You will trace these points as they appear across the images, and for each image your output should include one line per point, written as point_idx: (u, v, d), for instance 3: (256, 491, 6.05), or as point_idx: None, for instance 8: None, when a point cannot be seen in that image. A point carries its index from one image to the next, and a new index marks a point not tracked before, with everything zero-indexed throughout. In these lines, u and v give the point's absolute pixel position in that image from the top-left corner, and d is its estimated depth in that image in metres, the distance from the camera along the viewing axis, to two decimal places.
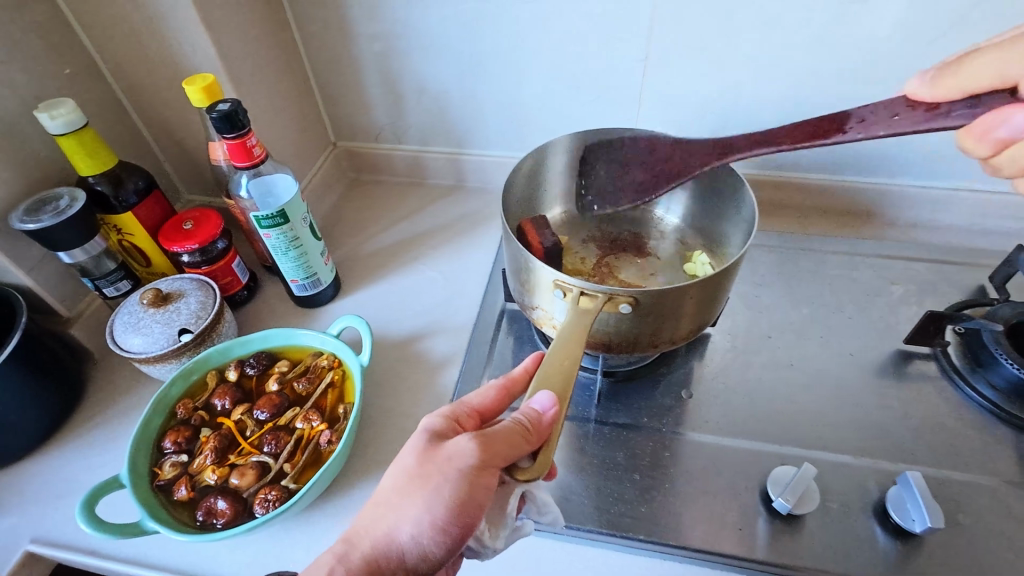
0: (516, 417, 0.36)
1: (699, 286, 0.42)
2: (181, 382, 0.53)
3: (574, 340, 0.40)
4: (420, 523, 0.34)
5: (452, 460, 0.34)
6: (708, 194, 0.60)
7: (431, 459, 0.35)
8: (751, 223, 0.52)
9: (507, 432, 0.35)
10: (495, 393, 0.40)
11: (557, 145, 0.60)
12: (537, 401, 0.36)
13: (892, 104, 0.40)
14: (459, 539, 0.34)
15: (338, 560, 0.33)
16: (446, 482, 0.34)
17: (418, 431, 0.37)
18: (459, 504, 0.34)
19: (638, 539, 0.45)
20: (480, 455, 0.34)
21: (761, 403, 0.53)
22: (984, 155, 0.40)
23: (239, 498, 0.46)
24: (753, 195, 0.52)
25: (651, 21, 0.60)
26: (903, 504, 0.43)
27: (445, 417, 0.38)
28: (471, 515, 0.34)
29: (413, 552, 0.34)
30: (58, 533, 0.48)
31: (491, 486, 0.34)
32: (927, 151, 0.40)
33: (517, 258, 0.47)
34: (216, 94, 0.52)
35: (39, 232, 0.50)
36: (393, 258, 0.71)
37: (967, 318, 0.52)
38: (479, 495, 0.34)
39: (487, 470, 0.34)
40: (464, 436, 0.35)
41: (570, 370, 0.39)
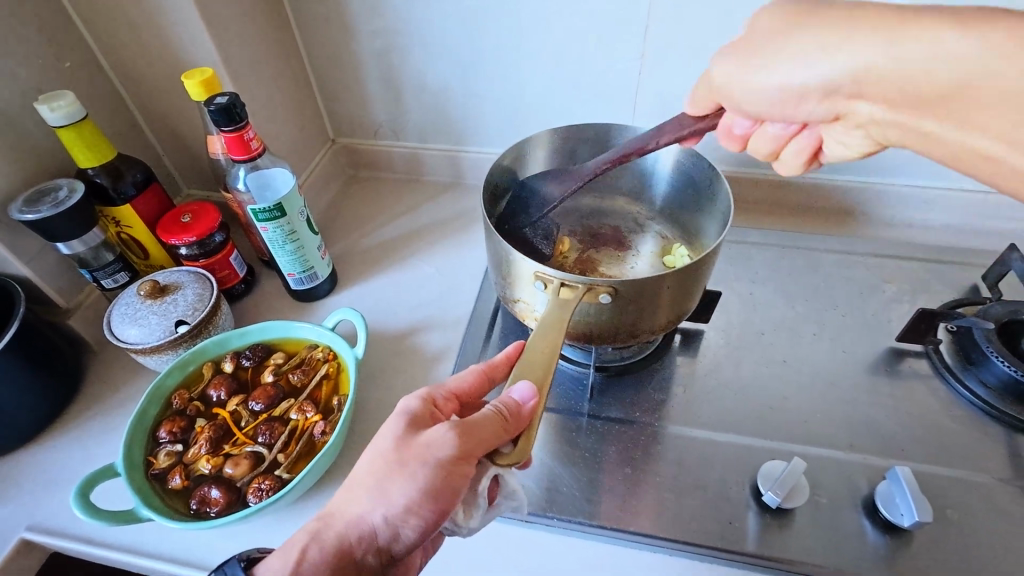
0: (495, 404, 0.36)
1: (676, 276, 0.42)
2: (177, 372, 0.53)
3: (553, 329, 0.41)
4: (394, 506, 0.34)
5: (430, 449, 0.34)
6: (682, 188, 0.60)
7: (407, 445, 0.35)
8: (725, 216, 0.53)
9: (487, 420, 0.35)
10: (474, 378, 0.41)
11: (538, 140, 0.60)
12: (517, 391, 0.37)
13: (683, 118, 0.49)
14: (434, 522, 0.34)
15: (312, 536, 0.34)
16: (421, 468, 0.34)
17: (395, 414, 0.38)
18: (434, 491, 0.34)
19: (628, 532, 0.45)
20: (458, 445, 0.34)
21: (754, 399, 0.53)
22: (776, 128, 0.47)
23: (232, 487, 0.46)
24: (728, 186, 0.52)
25: (648, 19, 0.61)
26: (893, 499, 0.44)
27: (423, 400, 0.39)
28: (446, 501, 0.34)
29: (387, 533, 0.34)
30: (54, 521, 0.49)
31: (467, 473, 0.35)
32: (733, 132, 0.50)
33: (497, 251, 0.47)
34: (214, 88, 0.53)
35: (38, 222, 0.51)
36: (390, 253, 0.72)
37: (959, 317, 0.53)
38: (456, 482, 0.34)
39: (465, 457, 0.35)
40: (443, 424, 0.35)
41: (551, 359, 0.39)
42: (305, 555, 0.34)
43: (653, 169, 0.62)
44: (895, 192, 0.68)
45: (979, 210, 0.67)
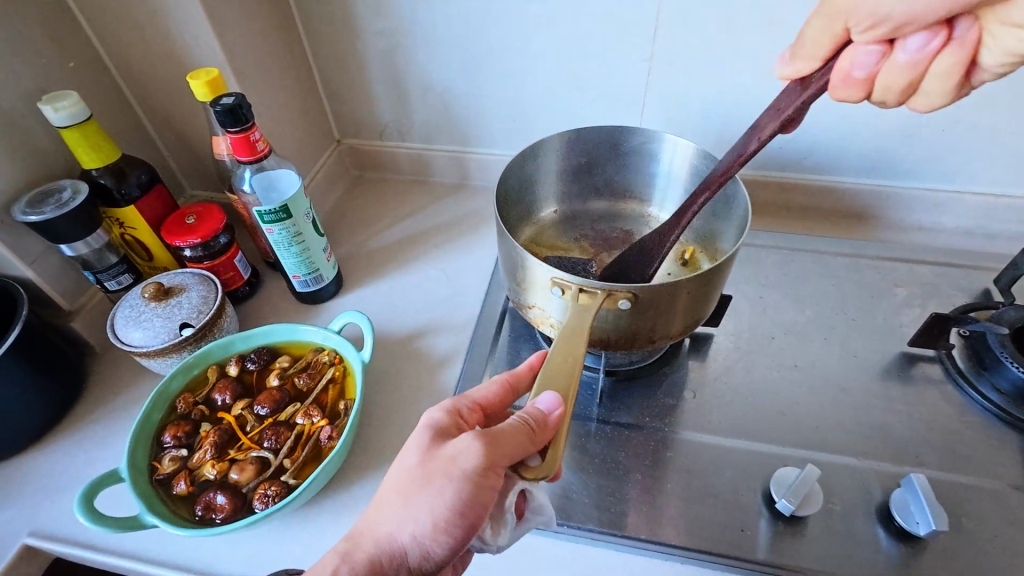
0: (522, 414, 0.35)
1: (694, 281, 0.42)
2: (181, 376, 0.53)
3: (575, 340, 0.40)
4: (423, 522, 0.33)
5: (456, 464, 0.34)
6: (699, 192, 0.60)
7: (433, 459, 0.35)
8: (744, 220, 0.52)
9: (513, 430, 0.35)
10: (499, 389, 0.41)
11: (550, 144, 0.59)
12: (541, 401, 0.36)
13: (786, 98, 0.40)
14: (464, 537, 0.34)
15: (342, 559, 0.33)
16: (449, 483, 0.33)
17: (421, 426, 0.37)
18: (463, 506, 0.33)
19: (639, 540, 0.44)
20: (485, 457, 0.34)
21: (764, 405, 0.53)
22: None
23: (238, 493, 0.46)
24: (746, 190, 0.51)
25: (657, 20, 0.60)
26: (907, 506, 0.43)
27: (448, 412, 0.38)
28: (474, 516, 0.34)
29: (416, 550, 0.34)
30: (56, 526, 0.48)
31: (495, 487, 0.34)
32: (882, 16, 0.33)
33: (512, 257, 0.46)
34: (220, 88, 0.52)
35: (41, 224, 0.50)
36: (396, 255, 0.71)
37: (973, 321, 0.52)
38: (484, 497, 0.34)
39: (491, 471, 0.34)
40: (467, 437, 0.35)
41: (573, 368, 0.39)
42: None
43: (668, 172, 0.61)
44: (905, 194, 0.68)
45: (990, 213, 0.67)
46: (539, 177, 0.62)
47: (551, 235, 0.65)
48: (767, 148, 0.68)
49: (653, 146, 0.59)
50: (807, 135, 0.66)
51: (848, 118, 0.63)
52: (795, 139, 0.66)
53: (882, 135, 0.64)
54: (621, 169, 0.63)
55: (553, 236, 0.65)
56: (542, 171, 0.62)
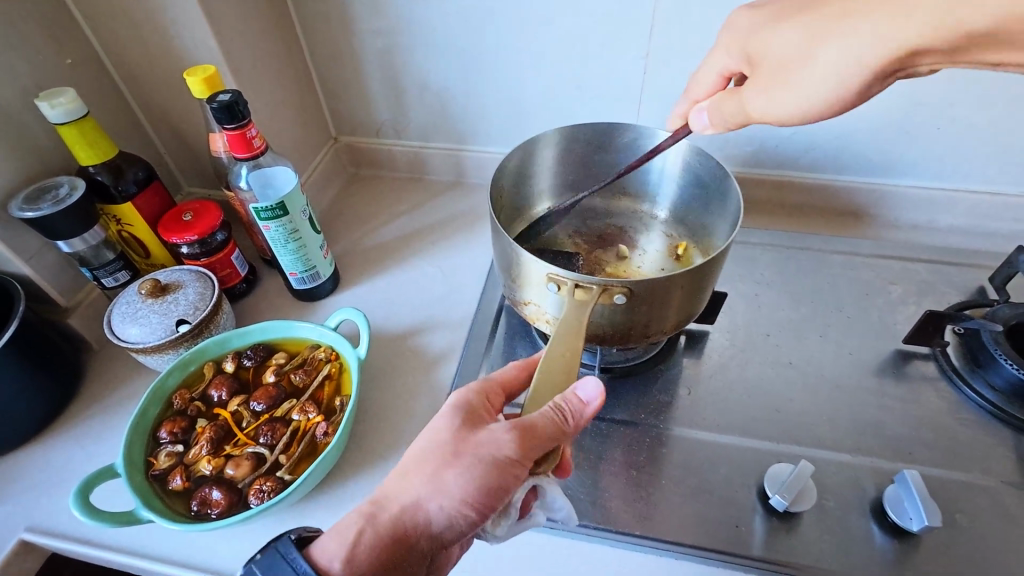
0: (555, 403, 0.37)
1: (689, 276, 0.42)
2: (178, 372, 0.53)
3: (572, 334, 0.41)
4: (450, 498, 0.35)
5: (489, 447, 0.35)
6: (694, 189, 0.60)
7: (466, 438, 0.36)
8: (735, 217, 0.52)
9: (547, 420, 0.36)
10: (518, 371, 0.43)
11: (545, 141, 0.59)
12: (583, 390, 0.37)
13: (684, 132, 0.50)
14: (484, 514, 0.36)
15: (368, 520, 0.36)
16: (482, 461, 0.35)
17: (452, 403, 0.39)
18: (492, 484, 0.35)
19: (634, 536, 0.44)
20: (520, 444, 0.35)
21: (759, 402, 0.53)
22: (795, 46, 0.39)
23: (233, 488, 0.46)
24: (739, 187, 0.51)
25: (652, 19, 0.60)
26: (900, 502, 0.43)
27: (477, 393, 0.40)
28: (498, 497, 0.35)
29: (440, 522, 0.36)
30: (53, 522, 0.48)
31: (522, 474, 0.36)
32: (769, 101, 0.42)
33: (507, 253, 0.46)
34: (217, 86, 0.52)
35: (38, 220, 0.50)
36: (392, 252, 0.71)
37: (967, 319, 0.52)
38: (510, 481, 0.35)
39: (521, 459, 0.35)
40: (502, 424, 0.36)
41: (570, 363, 0.40)
42: (361, 537, 0.35)
43: (662, 169, 0.61)
44: (900, 193, 0.68)
45: (986, 212, 0.67)
46: (533, 174, 0.62)
47: (545, 231, 0.65)
48: (763, 146, 0.68)
49: (645, 142, 0.59)
50: (803, 134, 0.66)
51: (844, 116, 0.63)
52: (791, 137, 0.67)
53: (878, 133, 0.64)
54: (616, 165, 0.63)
55: (548, 233, 0.65)
56: (537, 168, 0.62)
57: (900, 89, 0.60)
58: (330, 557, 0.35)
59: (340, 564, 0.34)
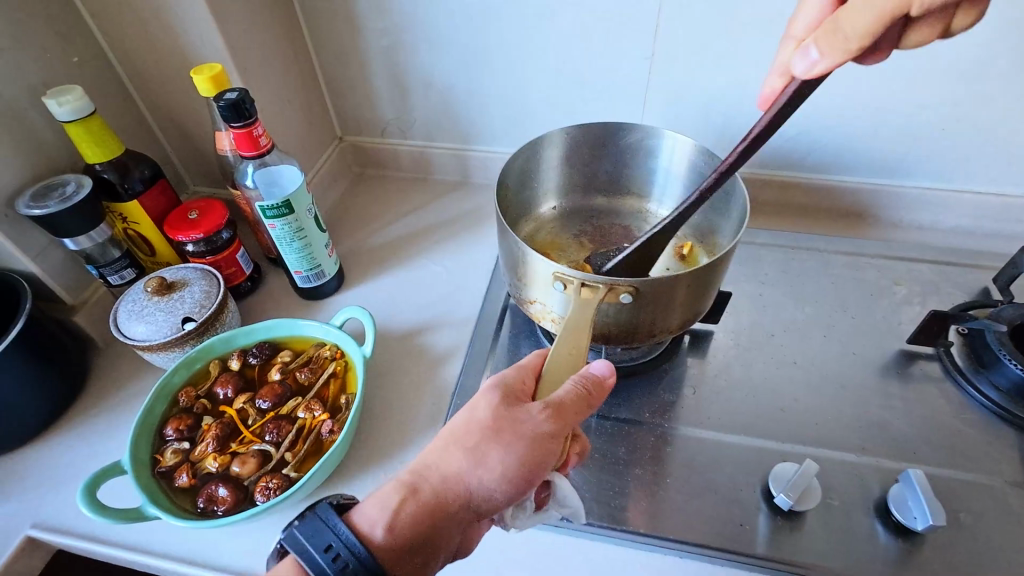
0: (583, 381, 0.38)
1: (694, 276, 0.42)
2: (183, 370, 0.53)
3: (578, 333, 0.41)
4: (491, 470, 0.36)
5: (527, 424, 0.36)
6: (698, 187, 0.60)
7: (505, 416, 0.37)
8: (742, 216, 0.52)
9: (577, 400, 0.37)
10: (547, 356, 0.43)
11: (551, 140, 0.60)
12: (595, 366, 0.39)
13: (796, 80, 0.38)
14: (523, 490, 0.36)
15: (410, 493, 0.36)
16: (521, 440, 0.36)
17: (491, 384, 0.39)
18: (530, 461, 0.36)
19: (638, 534, 0.45)
20: (555, 423, 0.36)
21: (763, 401, 0.53)
22: None
23: (239, 486, 0.46)
24: (744, 187, 0.52)
25: (658, 18, 0.60)
26: (905, 502, 0.43)
27: (513, 372, 0.40)
28: (535, 472, 0.36)
29: (481, 496, 0.36)
30: (59, 518, 0.48)
31: (557, 450, 0.36)
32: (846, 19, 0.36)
33: (513, 252, 0.46)
34: (223, 84, 0.53)
35: (45, 218, 0.50)
36: (397, 251, 0.71)
37: (971, 319, 0.52)
38: (548, 458, 0.36)
39: (558, 435, 0.36)
40: (539, 403, 0.37)
41: (576, 362, 0.41)
42: (402, 507, 0.35)
43: (667, 170, 0.61)
44: (905, 193, 0.68)
45: (990, 213, 0.67)
46: (538, 172, 0.62)
47: (550, 232, 0.66)
48: (767, 146, 0.68)
49: (653, 141, 0.59)
50: (807, 134, 0.66)
51: (848, 116, 0.64)
52: (795, 138, 0.67)
53: (883, 133, 0.64)
54: (622, 164, 0.63)
55: (553, 232, 0.66)
56: (543, 167, 0.62)
57: (905, 89, 0.60)
58: (374, 525, 0.35)
59: (383, 531, 0.35)
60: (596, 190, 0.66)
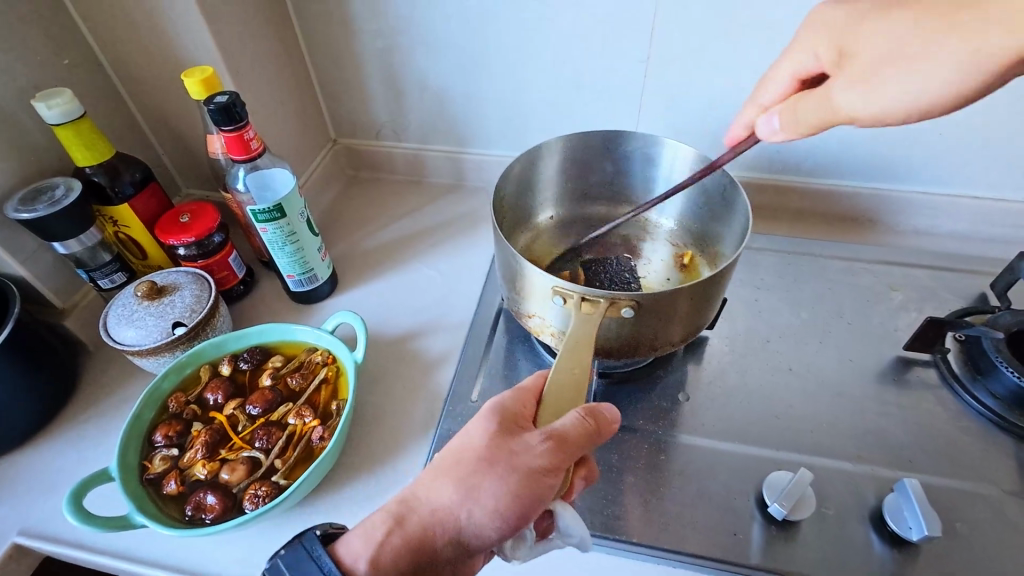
0: (585, 416, 0.37)
1: (695, 289, 0.42)
2: (174, 375, 0.53)
3: (581, 350, 0.41)
4: (482, 504, 0.35)
5: (522, 456, 0.35)
6: (699, 198, 0.59)
7: (500, 447, 0.36)
8: (744, 226, 0.51)
9: (576, 434, 0.36)
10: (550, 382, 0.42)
11: (549, 148, 0.59)
12: (607, 408, 0.39)
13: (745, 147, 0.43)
14: (514, 528, 0.35)
15: (397, 523, 0.36)
16: (514, 473, 0.35)
17: (488, 411, 0.38)
18: (523, 496, 0.35)
19: (632, 544, 0.44)
20: (552, 457, 0.35)
21: (759, 408, 0.53)
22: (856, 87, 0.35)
23: (228, 493, 0.46)
24: (746, 197, 0.51)
25: (653, 22, 0.60)
26: (901, 511, 0.43)
27: (513, 401, 0.39)
28: (529, 510, 0.35)
29: (470, 531, 0.35)
30: (46, 526, 0.48)
31: (553, 486, 0.35)
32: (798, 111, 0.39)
33: (508, 259, 0.46)
34: (215, 87, 0.52)
35: (33, 221, 0.50)
36: (391, 255, 0.71)
37: (968, 326, 0.52)
38: (543, 494, 0.35)
39: (554, 471, 0.35)
40: (537, 434, 0.36)
41: (580, 380, 0.40)
42: (389, 538, 0.35)
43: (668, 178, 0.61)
44: (903, 197, 0.67)
45: (988, 218, 0.67)
46: (536, 181, 0.62)
47: (547, 240, 0.65)
48: (763, 150, 0.68)
49: (653, 150, 0.59)
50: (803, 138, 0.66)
51: None
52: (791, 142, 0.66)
53: (880, 138, 0.64)
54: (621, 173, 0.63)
55: (550, 241, 0.65)
56: (541, 174, 0.62)
57: None
58: (357, 557, 0.35)
59: (366, 564, 0.34)
60: (596, 198, 0.65)
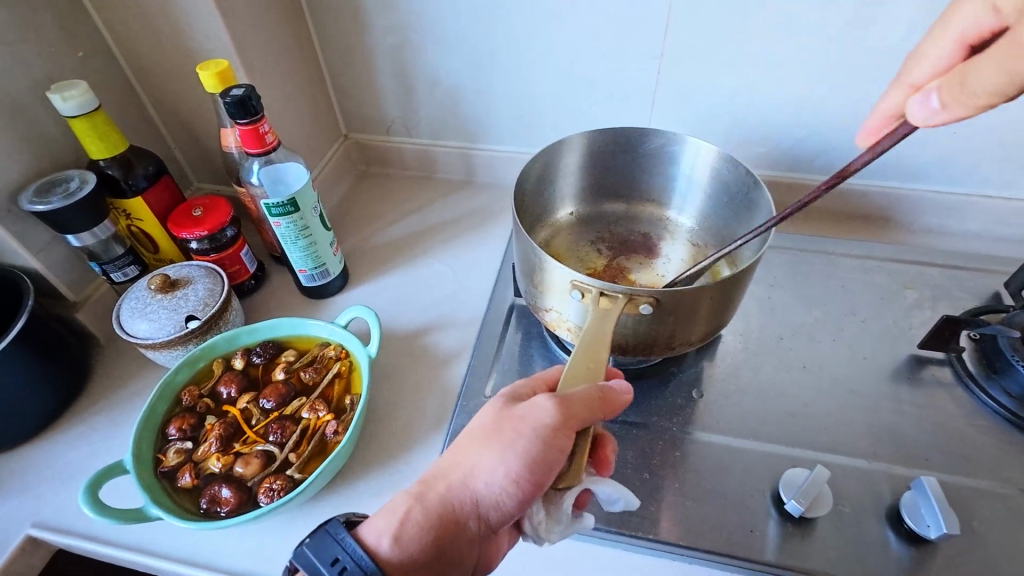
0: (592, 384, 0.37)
1: (719, 287, 0.42)
2: (187, 368, 0.53)
3: (597, 346, 0.41)
4: (497, 472, 0.35)
5: (529, 420, 0.35)
6: (720, 196, 0.59)
7: (508, 417, 0.37)
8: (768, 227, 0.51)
9: (584, 398, 0.36)
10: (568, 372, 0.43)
11: (570, 144, 0.59)
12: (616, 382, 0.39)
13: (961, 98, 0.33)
14: (533, 493, 0.36)
15: (417, 499, 0.36)
16: (522, 438, 0.35)
17: (499, 396, 0.40)
18: (535, 461, 0.35)
19: (646, 540, 0.44)
20: (558, 415, 0.35)
21: (773, 405, 0.52)
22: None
23: (242, 486, 0.46)
24: (769, 196, 0.51)
25: (667, 18, 0.60)
26: (918, 509, 0.43)
27: (527, 385, 0.40)
28: (544, 474, 0.35)
29: (488, 501, 0.36)
30: (59, 518, 0.48)
31: (565, 449, 0.35)
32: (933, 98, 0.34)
33: (530, 256, 0.46)
34: (230, 80, 0.52)
35: (48, 213, 0.50)
36: (402, 250, 0.71)
37: (983, 324, 0.51)
38: (554, 456, 0.35)
39: (564, 433, 0.35)
40: (541, 397, 0.36)
41: (593, 374, 0.40)
42: (410, 515, 0.36)
43: (688, 177, 0.61)
44: (917, 196, 0.67)
45: (1003, 217, 0.66)
46: (555, 178, 0.62)
47: (566, 238, 0.65)
48: (777, 148, 0.68)
49: (674, 148, 0.59)
50: (816, 135, 0.66)
51: (858, 118, 0.63)
52: (806, 139, 0.66)
53: None
54: (640, 170, 0.63)
55: (570, 239, 0.65)
56: (558, 172, 0.61)
57: None
58: (380, 536, 0.35)
59: (390, 541, 0.35)
60: (612, 197, 0.65)
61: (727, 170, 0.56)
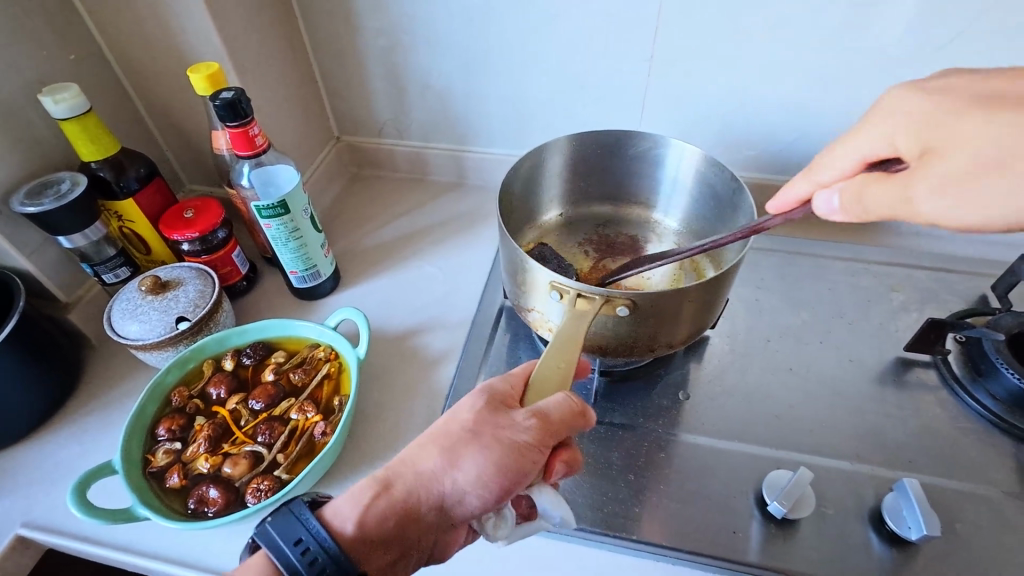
0: (570, 400, 0.38)
1: (699, 290, 0.42)
2: (177, 369, 0.53)
3: (571, 346, 0.41)
4: (468, 471, 0.35)
5: (508, 432, 0.36)
6: (706, 199, 0.59)
7: (488, 421, 0.37)
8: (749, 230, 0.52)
9: (563, 415, 0.37)
10: None
11: (556, 147, 0.59)
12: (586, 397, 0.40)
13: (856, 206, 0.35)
14: (498, 498, 0.36)
15: (383, 487, 0.36)
16: (498, 447, 0.36)
17: (479, 390, 0.39)
18: (506, 468, 0.35)
19: (631, 540, 0.44)
20: (538, 434, 0.36)
21: (759, 407, 0.53)
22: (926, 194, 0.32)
23: (230, 487, 0.46)
24: (751, 197, 0.51)
25: (657, 22, 0.60)
26: (900, 511, 0.43)
27: (506, 382, 0.40)
28: (511, 481, 0.35)
29: (453, 498, 0.36)
30: (49, 517, 0.48)
31: (538, 462, 0.36)
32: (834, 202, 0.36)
33: (513, 258, 0.46)
34: (220, 83, 0.52)
35: (39, 215, 0.50)
36: (393, 252, 0.71)
37: (968, 327, 0.52)
38: (523, 466, 0.35)
39: (538, 448, 0.36)
40: (524, 412, 0.37)
41: (566, 375, 0.40)
42: (376, 502, 0.35)
43: (675, 179, 0.61)
44: None
45: None
46: (542, 180, 0.62)
47: (554, 240, 0.65)
48: (766, 151, 0.68)
49: (660, 151, 0.59)
50: (805, 138, 0.66)
51: (847, 121, 0.63)
52: (795, 142, 0.66)
53: None
54: (627, 173, 0.63)
55: (557, 241, 0.65)
56: (545, 174, 0.62)
57: None
58: (344, 520, 0.35)
59: (353, 526, 0.35)
60: (600, 200, 0.66)
61: (711, 173, 0.56)
